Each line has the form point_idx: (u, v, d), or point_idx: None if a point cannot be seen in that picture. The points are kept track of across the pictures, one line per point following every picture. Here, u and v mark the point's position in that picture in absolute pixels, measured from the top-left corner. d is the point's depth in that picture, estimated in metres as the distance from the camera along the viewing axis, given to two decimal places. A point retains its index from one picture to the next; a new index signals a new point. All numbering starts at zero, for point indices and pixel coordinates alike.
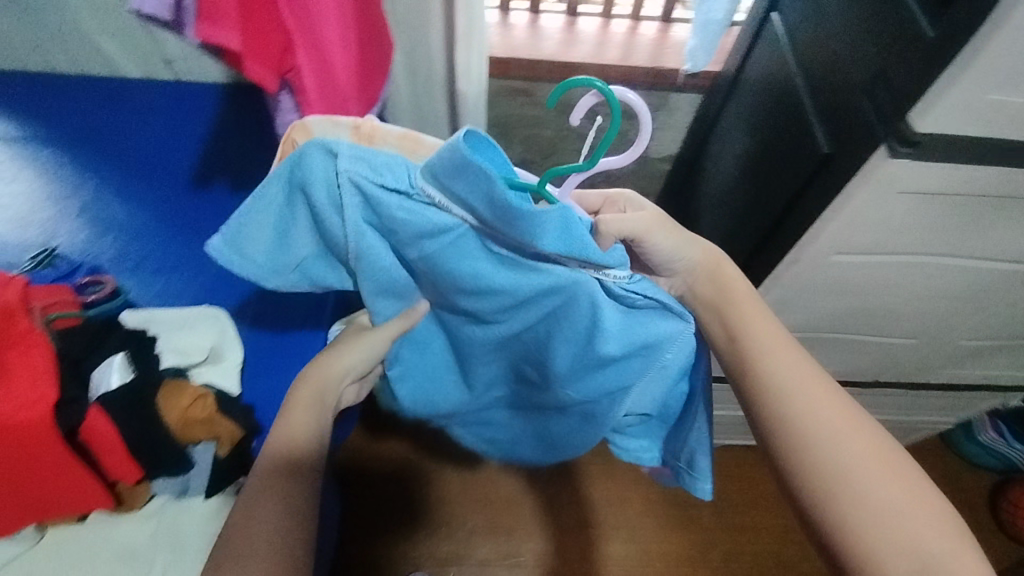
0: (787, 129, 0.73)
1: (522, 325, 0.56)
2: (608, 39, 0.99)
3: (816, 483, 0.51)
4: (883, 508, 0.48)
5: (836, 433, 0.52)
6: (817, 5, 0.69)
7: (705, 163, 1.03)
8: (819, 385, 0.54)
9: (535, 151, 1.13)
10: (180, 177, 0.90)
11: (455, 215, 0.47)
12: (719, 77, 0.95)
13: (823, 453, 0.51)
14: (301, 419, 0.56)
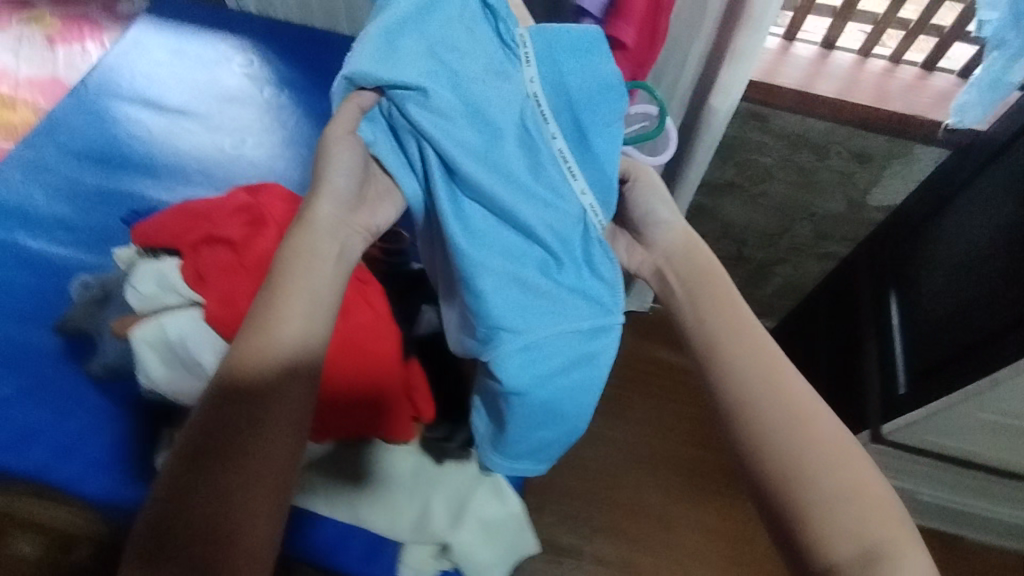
0: None
1: (484, 186, 0.53)
2: (863, 76, 0.97)
3: (802, 456, 0.46)
4: (845, 479, 0.45)
5: (792, 427, 0.47)
6: None
7: (934, 229, 0.97)
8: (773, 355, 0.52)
9: (747, 175, 1.12)
10: None
11: (531, 85, 0.56)
12: (981, 139, 0.89)
13: (793, 416, 0.48)
14: (294, 312, 0.45)
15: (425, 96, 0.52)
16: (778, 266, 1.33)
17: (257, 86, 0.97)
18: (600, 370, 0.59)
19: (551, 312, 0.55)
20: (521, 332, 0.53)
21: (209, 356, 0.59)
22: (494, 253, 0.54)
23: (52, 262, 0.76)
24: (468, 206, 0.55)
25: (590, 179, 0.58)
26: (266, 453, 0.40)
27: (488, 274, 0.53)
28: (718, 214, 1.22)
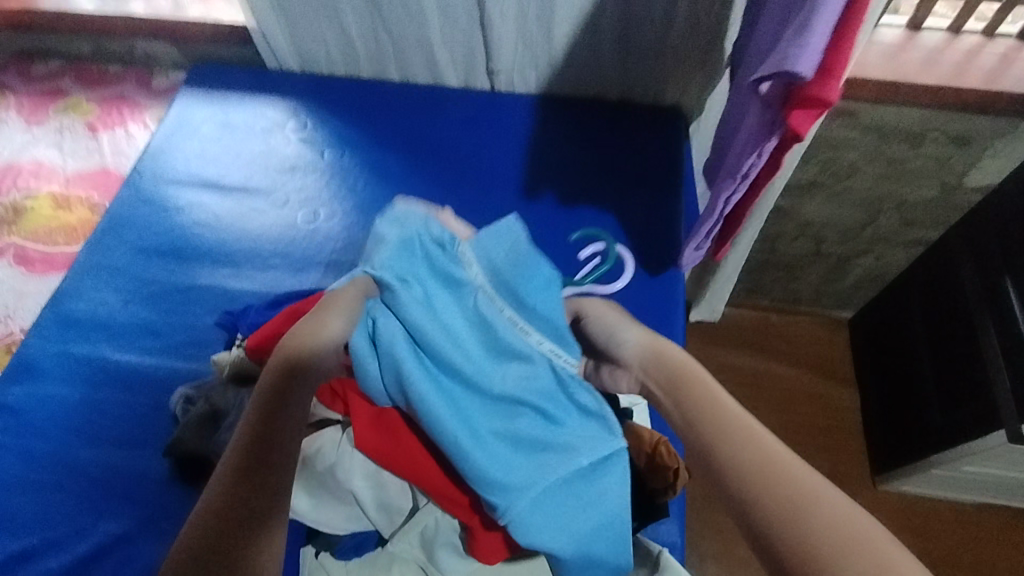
0: None
1: (470, 396, 0.52)
2: (957, 57, 0.90)
3: (791, 525, 0.38)
4: (841, 544, 0.36)
5: (793, 504, 0.39)
6: None
7: None
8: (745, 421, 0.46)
9: (829, 173, 1.05)
10: (510, 185, 0.88)
11: (478, 279, 0.56)
12: None
13: (773, 481, 0.40)
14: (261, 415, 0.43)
15: (420, 328, 0.51)
16: (861, 260, 1.26)
17: (316, 151, 0.91)
18: (611, 518, 0.51)
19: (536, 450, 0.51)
20: (523, 494, 0.48)
21: (356, 483, 0.53)
22: (494, 441, 0.50)
23: (146, 375, 0.71)
24: (443, 377, 0.51)
25: (543, 329, 0.57)
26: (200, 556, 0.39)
27: (483, 434, 0.50)
28: (796, 214, 1.15)
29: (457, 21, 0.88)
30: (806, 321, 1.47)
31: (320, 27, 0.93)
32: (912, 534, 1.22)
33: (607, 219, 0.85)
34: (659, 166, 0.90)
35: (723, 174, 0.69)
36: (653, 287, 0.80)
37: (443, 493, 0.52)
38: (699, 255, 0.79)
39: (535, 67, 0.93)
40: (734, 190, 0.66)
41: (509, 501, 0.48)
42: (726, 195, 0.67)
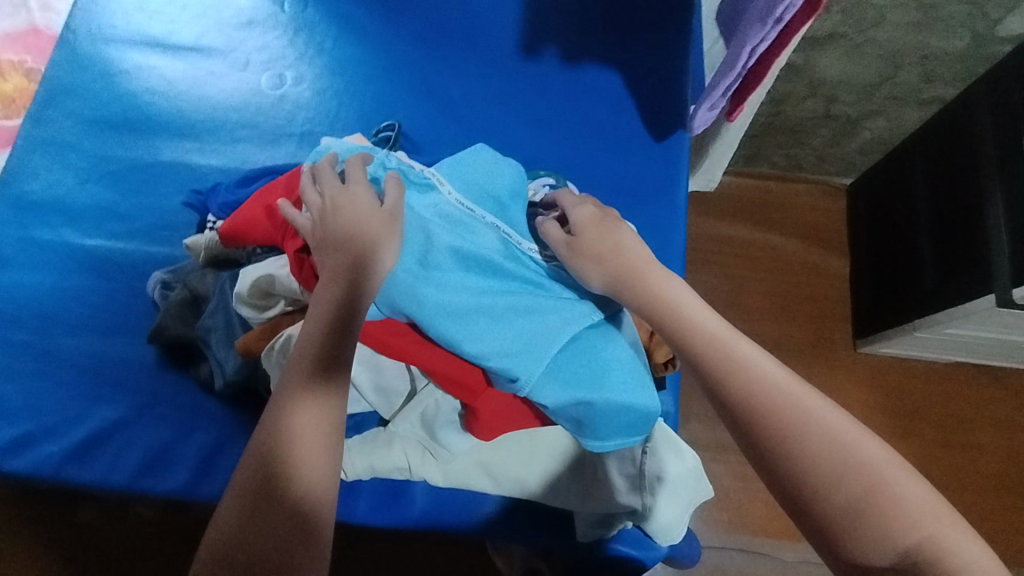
0: None
1: (483, 292, 0.50)
2: None
3: (788, 450, 0.40)
4: (834, 468, 0.39)
5: (790, 433, 0.40)
6: None
7: None
8: (728, 334, 0.45)
9: (851, 23, 0.95)
10: (500, 42, 0.78)
11: (448, 201, 0.54)
12: None
13: (767, 409, 0.41)
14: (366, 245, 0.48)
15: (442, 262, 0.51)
16: (870, 123, 1.19)
17: (275, 2, 0.80)
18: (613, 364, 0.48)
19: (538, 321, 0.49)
20: (534, 357, 0.47)
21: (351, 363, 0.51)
22: (498, 325, 0.49)
23: (118, 260, 0.67)
24: (446, 278, 0.50)
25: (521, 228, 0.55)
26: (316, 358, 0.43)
27: (487, 316, 0.49)
28: (809, 71, 1.07)
29: None
30: (806, 189, 1.42)
31: None
32: (886, 391, 1.29)
33: (610, 79, 0.77)
34: (667, 17, 0.79)
35: (750, 19, 0.61)
36: (657, 156, 0.75)
37: (445, 370, 0.49)
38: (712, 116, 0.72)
39: None
40: (763, 37, 0.59)
41: (521, 361, 0.47)
42: (753, 43, 0.60)
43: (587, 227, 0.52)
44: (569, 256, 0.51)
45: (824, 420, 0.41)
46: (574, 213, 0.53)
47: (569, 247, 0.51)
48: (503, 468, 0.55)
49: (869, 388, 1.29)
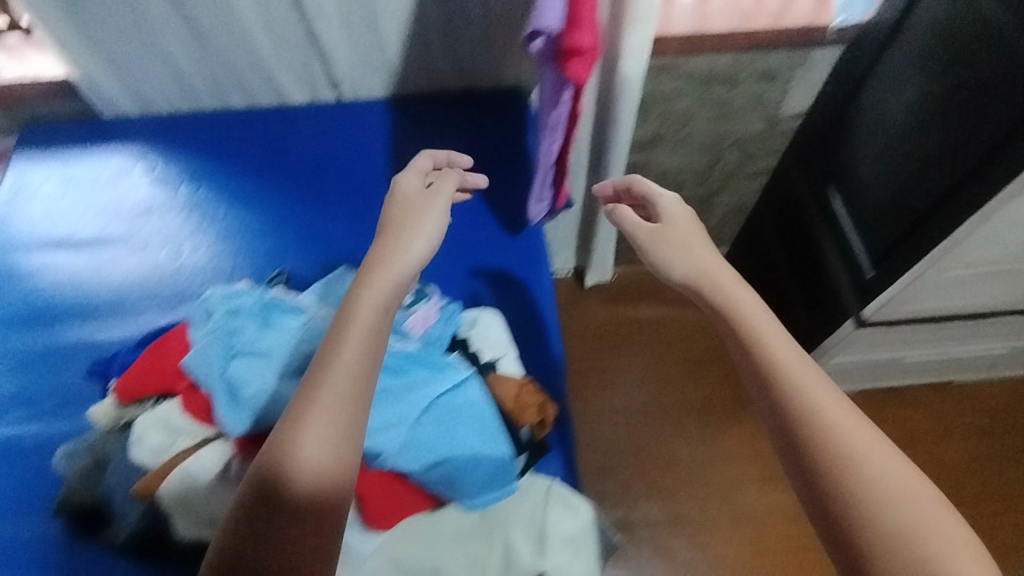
0: (1000, 83, 0.72)
1: None
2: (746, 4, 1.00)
3: (824, 467, 0.47)
4: (886, 498, 0.45)
5: (860, 456, 0.47)
6: None
7: (853, 122, 1.03)
8: (810, 375, 0.52)
9: (668, 125, 1.15)
10: (372, 188, 0.91)
11: (314, 312, 0.64)
12: (868, 31, 0.95)
13: (821, 431, 0.49)
14: (352, 353, 0.52)
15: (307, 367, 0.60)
16: (720, 199, 1.38)
17: (172, 190, 0.91)
18: (461, 428, 0.60)
19: (393, 406, 0.59)
20: (395, 434, 0.58)
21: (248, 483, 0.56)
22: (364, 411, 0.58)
23: (23, 443, 0.69)
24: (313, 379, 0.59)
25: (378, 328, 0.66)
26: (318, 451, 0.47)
27: None
28: (652, 167, 1.26)
29: (286, 37, 0.89)
30: None
31: (146, 65, 0.92)
32: None
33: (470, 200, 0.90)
34: (511, 145, 0.95)
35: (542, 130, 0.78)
36: (517, 248, 0.85)
37: None
38: (545, 207, 0.84)
39: (374, 72, 0.96)
40: (553, 141, 0.75)
41: (386, 439, 0.57)
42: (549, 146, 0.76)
43: (670, 216, 0.69)
44: (647, 242, 0.68)
45: (876, 461, 0.47)
46: (663, 205, 0.71)
47: (650, 231, 0.68)
48: (414, 559, 0.58)
49: None
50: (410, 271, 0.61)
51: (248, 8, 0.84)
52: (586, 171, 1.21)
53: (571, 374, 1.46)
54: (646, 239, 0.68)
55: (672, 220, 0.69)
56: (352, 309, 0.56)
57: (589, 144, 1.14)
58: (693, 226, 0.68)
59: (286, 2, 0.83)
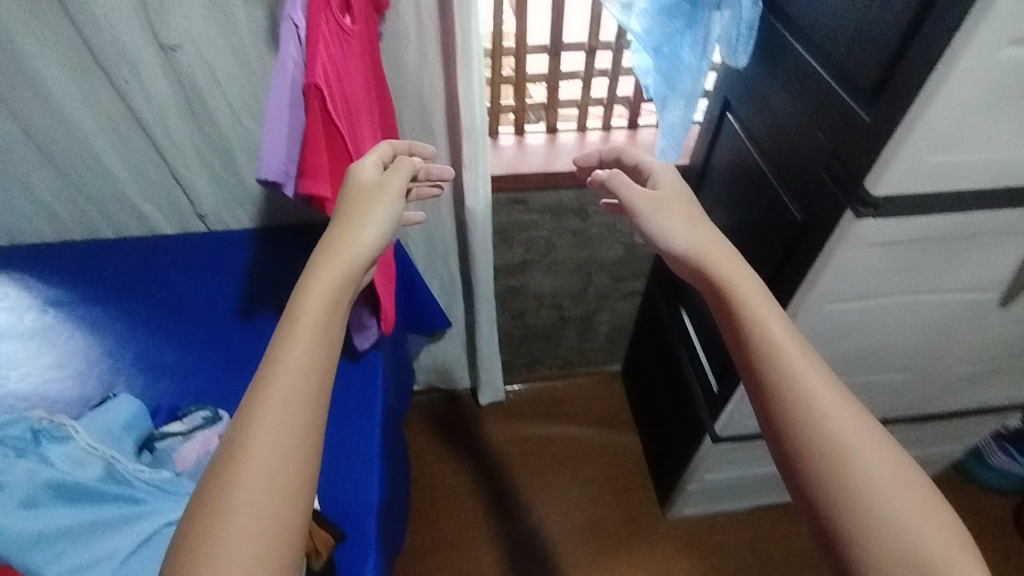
0: (769, 211, 0.82)
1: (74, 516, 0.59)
2: (587, 148, 1.13)
3: (808, 457, 0.43)
4: (878, 486, 0.41)
5: (853, 440, 0.42)
6: (768, 117, 0.82)
7: None
8: (801, 353, 0.47)
9: (534, 252, 1.25)
10: (223, 312, 0.94)
11: (75, 439, 0.66)
12: (687, 170, 1.09)
13: (804, 416, 0.44)
14: (296, 349, 0.44)
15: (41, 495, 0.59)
16: (600, 318, 1.45)
17: (16, 317, 0.92)
18: None
19: (110, 539, 0.60)
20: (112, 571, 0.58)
21: None
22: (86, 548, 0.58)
23: None
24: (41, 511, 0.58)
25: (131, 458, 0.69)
26: (267, 468, 0.40)
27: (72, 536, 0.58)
28: (527, 288, 1.33)
29: (150, 173, 0.96)
30: (586, 381, 1.62)
31: (13, 201, 0.96)
32: (702, 552, 1.34)
33: None
34: None
35: None
36: (356, 374, 0.87)
37: None
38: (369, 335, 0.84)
39: (239, 204, 1.02)
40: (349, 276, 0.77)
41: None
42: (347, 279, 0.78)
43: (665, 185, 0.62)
44: (647, 210, 0.59)
45: (863, 453, 0.42)
46: (660, 180, 0.63)
47: (648, 198, 0.60)
48: None
49: (686, 553, 1.34)
50: (363, 263, 0.52)
51: (110, 148, 0.91)
52: (462, 292, 1.27)
53: (464, 497, 1.41)
54: (643, 207, 0.60)
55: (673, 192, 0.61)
56: (301, 305, 0.47)
57: (458, 268, 1.21)
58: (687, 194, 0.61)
59: (145, 143, 0.91)
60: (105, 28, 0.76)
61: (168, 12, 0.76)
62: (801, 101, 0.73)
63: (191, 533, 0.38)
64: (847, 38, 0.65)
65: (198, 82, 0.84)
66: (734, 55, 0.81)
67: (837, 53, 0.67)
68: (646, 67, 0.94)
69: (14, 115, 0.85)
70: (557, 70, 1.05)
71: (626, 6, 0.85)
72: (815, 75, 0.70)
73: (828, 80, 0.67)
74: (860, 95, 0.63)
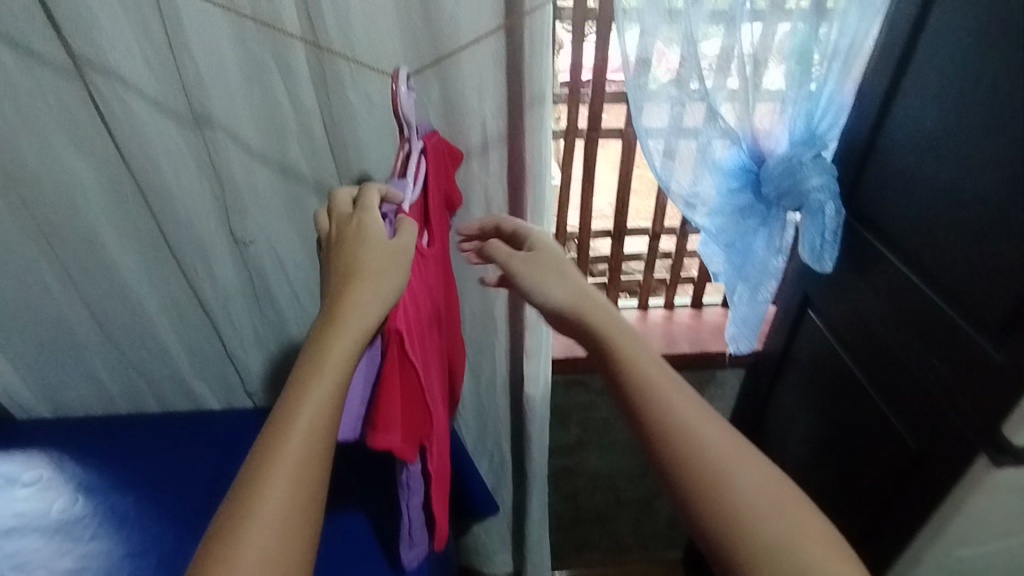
0: (870, 426, 0.76)
1: None
2: (649, 329, 1.08)
3: (692, 479, 0.51)
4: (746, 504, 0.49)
5: (724, 466, 0.51)
6: (855, 324, 0.78)
7: (765, 442, 1.04)
8: (673, 385, 0.55)
9: (591, 431, 1.16)
10: None
11: None
12: (761, 357, 1.02)
13: (680, 443, 0.52)
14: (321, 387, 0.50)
15: None
16: (661, 502, 1.31)
17: (46, 505, 0.86)
18: None
19: None
20: None
21: None
22: None
23: None
24: None
25: None
26: (288, 500, 0.46)
27: None
28: (582, 469, 1.23)
29: (205, 351, 0.94)
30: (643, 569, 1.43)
31: (65, 377, 0.95)
32: None
33: (359, 523, 0.83)
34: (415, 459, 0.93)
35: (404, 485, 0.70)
36: None
37: None
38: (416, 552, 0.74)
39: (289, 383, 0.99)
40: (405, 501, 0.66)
41: None
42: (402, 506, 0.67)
43: (539, 245, 0.64)
44: (522, 267, 0.62)
45: (737, 470, 0.51)
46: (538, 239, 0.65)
47: (523, 258, 0.62)
48: None
49: None
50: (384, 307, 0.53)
51: (169, 328, 0.90)
52: (512, 475, 1.17)
53: None
54: (517, 266, 0.62)
55: (553, 253, 0.63)
56: (324, 353, 0.51)
57: (510, 449, 1.13)
58: (560, 255, 0.64)
59: (205, 323, 0.90)
60: (184, 224, 0.77)
61: (248, 212, 0.78)
62: (907, 321, 0.68)
63: (219, 540, 0.44)
64: (959, 267, 0.61)
65: (265, 271, 0.84)
66: (819, 261, 0.77)
67: (946, 278, 0.62)
68: (715, 257, 0.90)
69: (83, 300, 0.85)
70: (620, 252, 1.04)
71: (693, 206, 0.84)
72: (920, 295, 0.66)
73: (939, 306, 0.63)
74: (983, 333, 0.58)
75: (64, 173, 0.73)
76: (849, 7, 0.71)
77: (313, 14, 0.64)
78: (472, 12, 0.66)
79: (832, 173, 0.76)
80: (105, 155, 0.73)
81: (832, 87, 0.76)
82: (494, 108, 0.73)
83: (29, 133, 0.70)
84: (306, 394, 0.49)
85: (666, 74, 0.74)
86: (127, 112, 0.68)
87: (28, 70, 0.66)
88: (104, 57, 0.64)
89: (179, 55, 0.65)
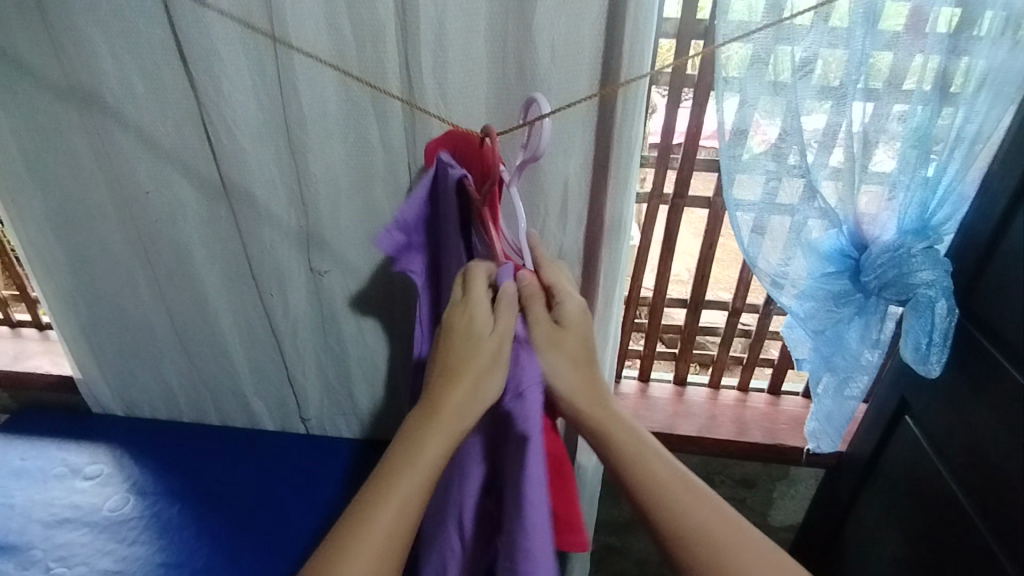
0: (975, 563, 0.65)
1: None
2: (720, 410, 1.01)
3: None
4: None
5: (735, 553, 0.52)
6: (965, 440, 0.68)
7: (843, 559, 0.92)
8: (662, 464, 0.56)
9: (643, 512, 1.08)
10: (298, 538, 0.85)
11: None
12: (844, 459, 0.92)
13: (672, 517, 0.54)
14: (411, 482, 0.54)
15: None
16: None
17: (100, 501, 0.88)
18: None
19: None
20: None
21: None
22: None
23: None
24: None
25: None
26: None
27: None
28: (629, 551, 1.14)
29: (269, 371, 0.96)
30: None
31: (140, 379, 0.99)
32: None
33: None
34: None
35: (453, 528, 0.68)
36: None
37: None
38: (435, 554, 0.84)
39: (342, 414, 0.99)
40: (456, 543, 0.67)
41: None
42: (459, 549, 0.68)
43: (568, 317, 0.59)
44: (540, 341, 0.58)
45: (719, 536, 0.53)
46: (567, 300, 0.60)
47: (548, 332, 0.58)
48: None
49: None
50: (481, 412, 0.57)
51: (239, 345, 0.93)
52: None
53: None
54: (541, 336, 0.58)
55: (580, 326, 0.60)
56: (416, 446, 0.55)
57: None
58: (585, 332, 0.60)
59: (273, 345, 0.92)
60: (268, 248, 0.80)
61: (327, 244, 0.80)
62: None
63: None
64: None
65: (335, 301, 0.85)
66: (924, 365, 0.70)
67: None
68: (802, 343, 0.84)
69: (168, 310, 0.90)
70: (695, 324, 0.98)
71: (780, 285, 0.78)
72: None
73: None
74: None
75: (169, 188, 0.78)
76: (979, 93, 0.65)
77: (413, 63, 0.66)
78: (567, 70, 0.65)
79: (948, 269, 0.68)
80: (207, 175, 0.77)
81: (954, 175, 0.69)
82: (580, 167, 0.72)
83: (145, 149, 0.76)
84: (394, 484, 0.54)
85: (763, 146, 0.70)
86: (231, 138, 0.72)
87: (154, 97, 0.72)
88: (217, 88, 0.68)
89: (286, 90, 0.68)
